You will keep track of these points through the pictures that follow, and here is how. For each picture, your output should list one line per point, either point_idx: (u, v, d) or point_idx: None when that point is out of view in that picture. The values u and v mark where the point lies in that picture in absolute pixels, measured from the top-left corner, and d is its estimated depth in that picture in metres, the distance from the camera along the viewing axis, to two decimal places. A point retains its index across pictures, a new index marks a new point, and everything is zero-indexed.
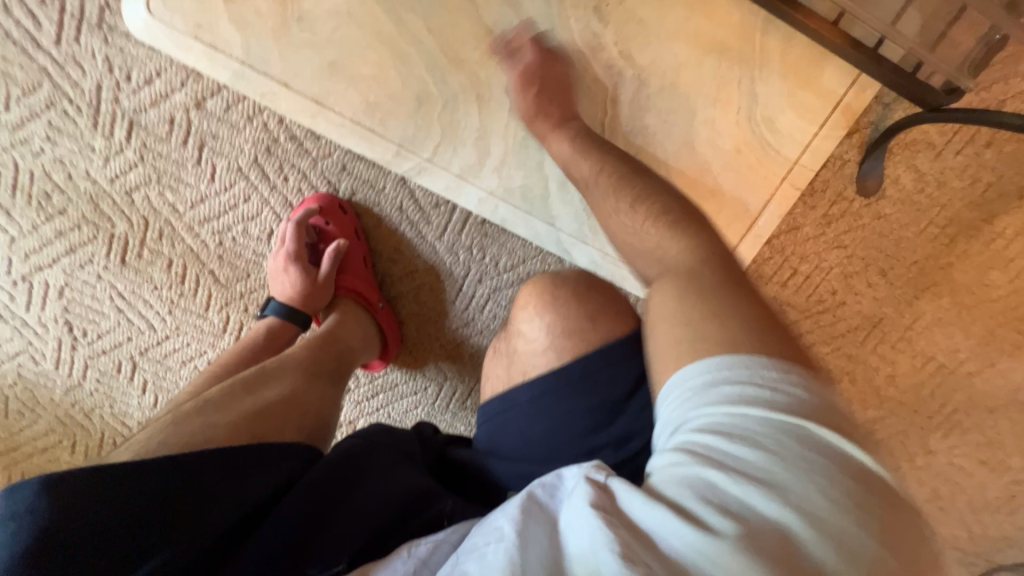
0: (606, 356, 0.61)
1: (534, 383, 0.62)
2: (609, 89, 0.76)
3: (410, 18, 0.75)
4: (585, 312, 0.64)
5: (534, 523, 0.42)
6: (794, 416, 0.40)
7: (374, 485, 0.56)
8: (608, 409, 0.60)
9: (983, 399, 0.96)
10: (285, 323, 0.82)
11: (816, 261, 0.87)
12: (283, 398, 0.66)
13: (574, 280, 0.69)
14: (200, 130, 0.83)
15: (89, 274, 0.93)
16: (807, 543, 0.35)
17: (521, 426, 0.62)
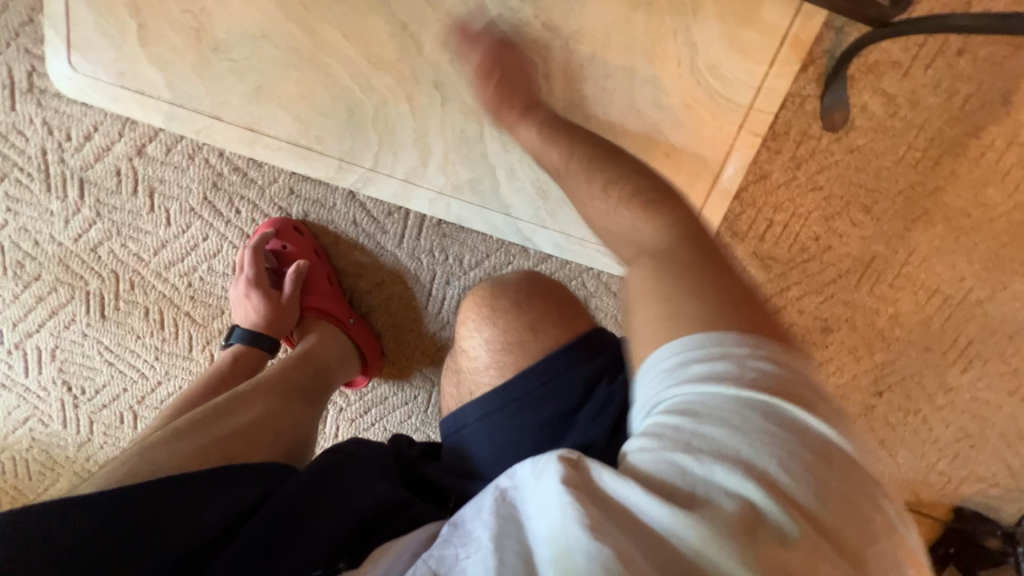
0: (546, 369, 0.59)
1: (480, 403, 0.61)
2: (540, 65, 0.72)
3: (324, 27, 0.73)
4: (524, 324, 0.63)
5: (508, 518, 0.39)
6: (769, 395, 0.37)
7: (348, 492, 0.53)
8: (557, 421, 0.58)
9: (1001, 326, 0.89)
10: (251, 349, 0.82)
11: (792, 208, 0.82)
12: (256, 423, 0.65)
13: (514, 286, 0.66)
14: (146, 176, 0.84)
15: (75, 333, 0.95)
16: (781, 529, 0.33)
17: (475, 446, 0.61)
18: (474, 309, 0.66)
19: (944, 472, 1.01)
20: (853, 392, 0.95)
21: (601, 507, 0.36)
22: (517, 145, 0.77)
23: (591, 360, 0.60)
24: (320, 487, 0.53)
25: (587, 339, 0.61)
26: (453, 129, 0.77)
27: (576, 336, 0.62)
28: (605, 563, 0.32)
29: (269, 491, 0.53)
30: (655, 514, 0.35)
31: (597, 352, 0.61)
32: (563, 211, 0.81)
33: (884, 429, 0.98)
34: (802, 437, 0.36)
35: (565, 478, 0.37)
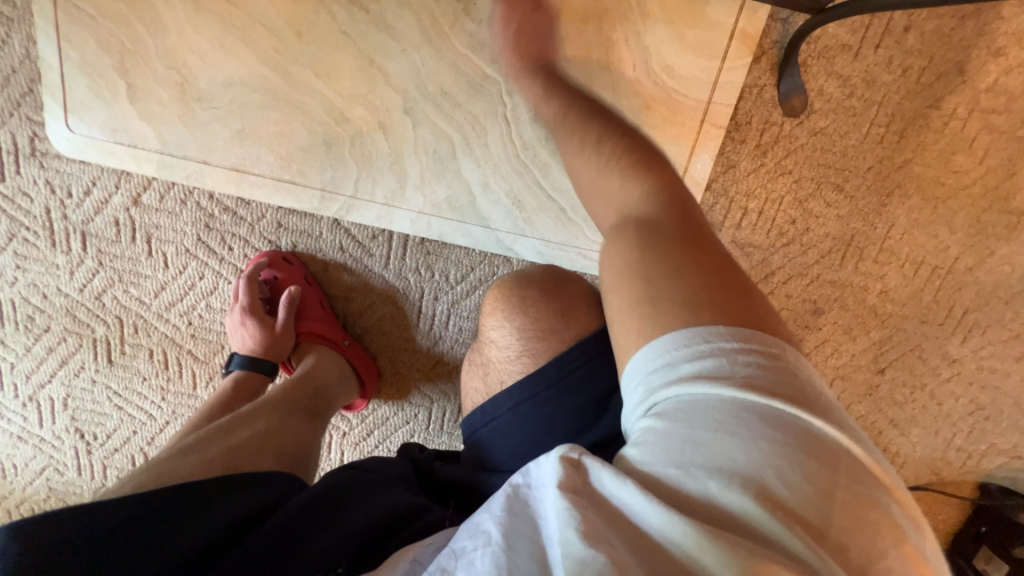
0: (580, 356, 0.57)
1: (513, 390, 0.59)
2: (502, 83, 0.77)
3: (296, 68, 0.77)
4: (555, 311, 0.62)
5: (520, 514, 0.39)
6: (756, 395, 0.37)
7: (360, 502, 0.53)
8: (591, 409, 0.56)
9: (994, 292, 0.88)
10: (250, 373, 0.84)
11: (764, 194, 0.83)
12: (257, 436, 0.66)
13: (538, 278, 0.66)
14: (143, 224, 0.88)
15: (84, 380, 0.99)
16: (767, 533, 0.33)
17: (505, 437, 0.59)
18: (498, 299, 0.66)
19: (961, 449, 0.99)
20: (854, 372, 0.94)
21: (596, 511, 0.36)
22: (488, 160, 0.80)
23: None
24: (331, 495, 0.53)
25: (610, 328, 0.60)
26: (426, 151, 0.80)
27: (603, 325, 0.60)
28: (603, 561, 0.33)
29: (276, 502, 0.53)
30: (653, 519, 0.35)
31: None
32: (540, 218, 0.83)
33: (891, 409, 0.97)
34: (799, 444, 0.36)
35: (565, 479, 0.38)
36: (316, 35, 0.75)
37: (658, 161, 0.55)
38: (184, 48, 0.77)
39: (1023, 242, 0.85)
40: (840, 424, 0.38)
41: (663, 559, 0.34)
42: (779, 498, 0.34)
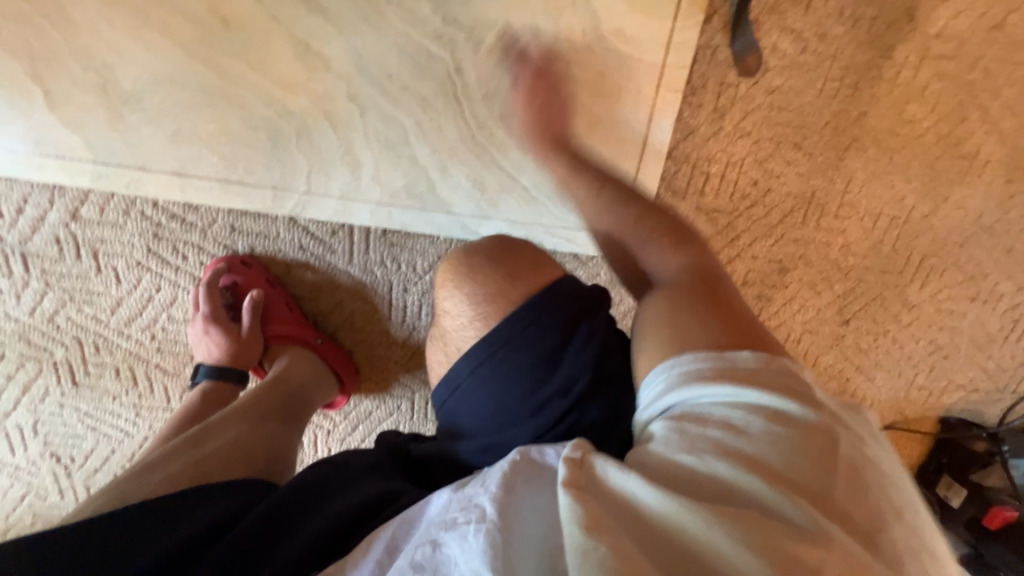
0: (528, 312, 0.57)
1: (469, 354, 0.58)
2: (449, 60, 0.73)
3: (226, 59, 0.72)
4: (501, 274, 0.61)
5: (514, 486, 0.41)
6: (765, 391, 0.40)
7: (335, 497, 0.52)
8: (546, 361, 0.56)
9: (949, 236, 0.91)
10: (219, 383, 0.83)
11: (725, 158, 0.83)
12: (233, 447, 0.65)
13: (486, 246, 0.65)
14: (86, 239, 0.84)
15: (52, 404, 0.96)
16: (776, 511, 0.35)
17: (468, 403, 0.59)
18: (449, 270, 0.65)
19: (922, 387, 1.04)
20: (821, 325, 0.97)
21: (600, 503, 0.37)
22: (443, 144, 0.78)
23: (569, 300, 0.58)
24: (301, 497, 0.51)
25: (558, 284, 0.60)
26: (377, 139, 0.77)
27: (551, 282, 0.60)
28: (604, 551, 0.33)
29: (240, 510, 0.51)
30: (653, 501, 0.36)
31: (577, 295, 0.59)
32: (503, 200, 0.81)
33: (857, 356, 1.01)
34: (788, 427, 0.38)
35: (569, 476, 0.39)
36: (244, 22, 0.70)
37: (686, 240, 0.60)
38: (100, 46, 0.71)
39: (974, 186, 0.87)
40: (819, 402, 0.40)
41: (671, 547, 0.35)
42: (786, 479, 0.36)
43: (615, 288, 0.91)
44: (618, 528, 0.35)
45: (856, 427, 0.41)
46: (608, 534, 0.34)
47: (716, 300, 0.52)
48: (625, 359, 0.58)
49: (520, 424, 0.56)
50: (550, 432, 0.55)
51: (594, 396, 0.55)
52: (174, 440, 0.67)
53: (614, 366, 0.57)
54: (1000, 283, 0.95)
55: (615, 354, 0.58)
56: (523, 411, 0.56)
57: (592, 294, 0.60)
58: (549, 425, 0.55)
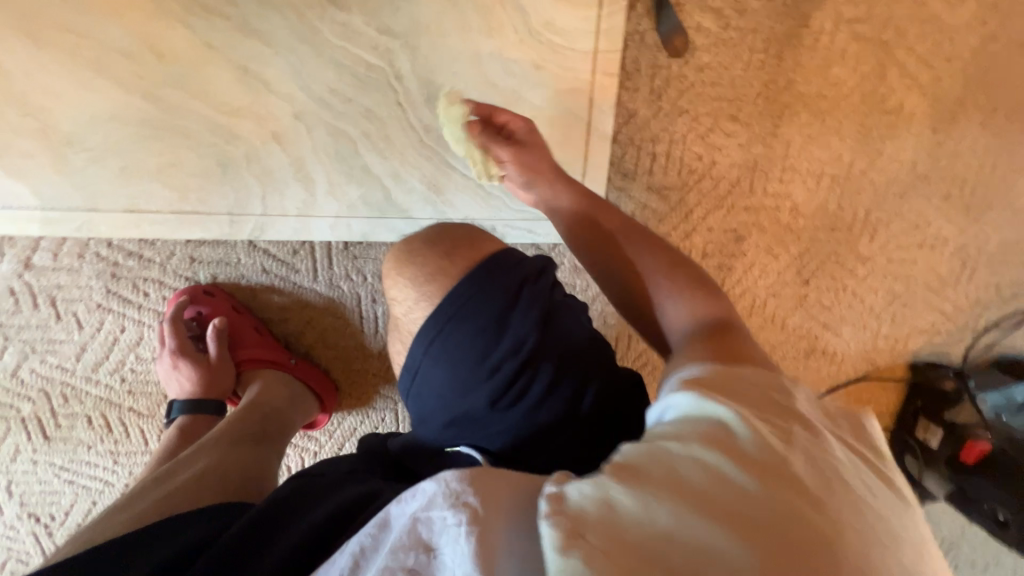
0: (470, 284, 0.59)
1: (421, 334, 0.60)
2: (388, 68, 0.75)
3: (166, 91, 0.73)
4: (440, 253, 0.63)
5: (500, 489, 0.42)
6: (744, 394, 0.44)
7: (314, 506, 0.51)
8: (493, 328, 0.58)
9: (889, 188, 0.95)
10: (197, 416, 0.81)
11: (667, 137, 0.86)
12: (207, 473, 0.65)
13: (424, 233, 0.67)
14: (42, 287, 0.82)
15: (24, 462, 0.93)
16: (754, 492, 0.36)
17: (429, 382, 0.60)
18: (392, 272, 0.65)
19: (888, 335, 1.08)
20: (784, 288, 1.00)
21: (573, 515, 0.36)
22: (393, 151, 0.79)
23: (508, 270, 0.61)
24: (279, 508, 0.50)
25: (497, 257, 0.62)
26: (328, 153, 0.78)
27: (488, 256, 0.62)
28: (578, 564, 0.32)
29: (218, 528, 0.50)
30: (633, 505, 0.35)
31: (516, 265, 0.62)
32: (460, 198, 0.83)
33: (822, 313, 1.04)
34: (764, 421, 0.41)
35: (550, 506, 0.37)
36: (180, 53, 0.71)
37: (697, 283, 0.63)
38: (37, 92, 0.71)
39: (905, 138, 0.92)
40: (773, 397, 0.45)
41: (656, 544, 0.34)
42: (762, 462, 0.38)
43: (581, 275, 0.93)
44: (596, 535, 0.34)
45: (781, 393, 0.45)
46: (587, 540, 0.34)
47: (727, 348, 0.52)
48: (570, 319, 0.62)
49: (479, 391, 0.57)
50: (505, 395, 0.57)
51: (545, 350, 0.58)
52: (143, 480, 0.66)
53: (559, 326, 0.60)
54: (943, 227, 1.00)
55: (559, 316, 0.61)
56: (477, 380, 0.58)
57: (532, 264, 0.63)
58: (502, 389, 0.57)
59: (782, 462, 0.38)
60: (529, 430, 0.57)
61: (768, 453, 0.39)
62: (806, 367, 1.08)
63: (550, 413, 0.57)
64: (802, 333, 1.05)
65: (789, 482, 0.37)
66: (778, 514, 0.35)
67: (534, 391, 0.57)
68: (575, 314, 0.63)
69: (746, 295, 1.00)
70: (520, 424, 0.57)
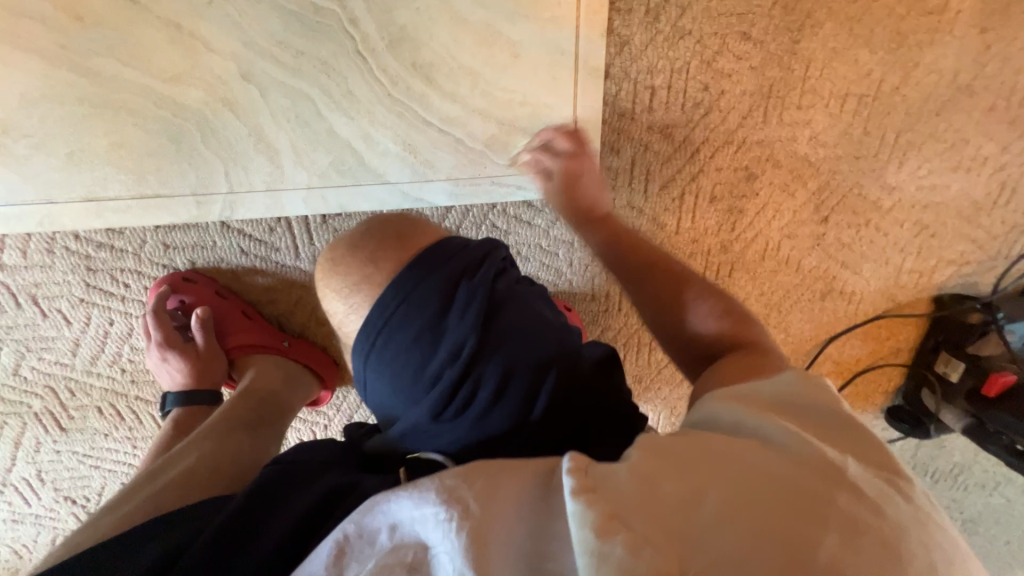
0: (397, 291, 0.59)
1: (358, 349, 0.60)
2: (342, 11, 0.66)
3: (95, 60, 0.64)
4: (366, 258, 0.62)
5: (501, 481, 0.41)
6: (795, 403, 0.43)
7: (294, 499, 0.50)
8: (427, 334, 0.57)
9: (924, 105, 0.85)
10: (191, 407, 0.81)
11: (669, 65, 0.76)
12: (200, 467, 0.65)
13: (359, 230, 0.65)
14: (20, 287, 0.80)
15: (48, 452, 0.95)
16: (812, 490, 0.34)
17: (379, 393, 0.60)
18: (369, 245, 0.63)
19: (912, 270, 1.01)
20: (800, 227, 0.93)
21: (610, 500, 0.34)
22: (360, 109, 0.71)
23: (439, 266, 0.59)
24: (257, 504, 0.49)
25: (433, 249, 0.61)
26: (288, 118, 0.70)
27: (421, 251, 0.61)
28: (618, 554, 0.31)
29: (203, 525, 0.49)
30: (676, 493, 0.34)
31: (454, 257, 0.61)
32: (440, 157, 0.75)
33: (841, 252, 0.97)
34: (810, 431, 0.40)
35: (572, 488, 0.35)
36: (103, 14, 0.63)
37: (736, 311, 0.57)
38: None
39: (946, 44, 0.81)
40: (826, 406, 0.43)
41: (700, 533, 0.32)
42: (817, 461, 0.37)
43: (579, 231, 0.86)
44: (637, 520, 0.33)
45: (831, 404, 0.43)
46: (629, 527, 0.33)
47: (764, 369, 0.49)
48: (519, 311, 0.60)
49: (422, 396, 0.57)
50: (448, 404, 0.55)
51: (484, 351, 0.56)
52: (141, 473, 0.66)
53: (501, 322, 0.58)
54: (983, 145, 0.89)
55: (501, 310, 0.59)
56: (420, 388, 0.57)
57: (474, 252, 0.62)
58: (446, 397, 0.55)
59: (836, 462, 0.37)
60: (482, 435, 0.55)
61: (821, 452, 0.37)
62: (822, 308, 1.03)
63: (502, 417, 0.55)
64: (818, 274, 0.99)
65: (845, 480, 0.36)
66: (835, 507, 0.34)
67: (481, 395, 0.55)
68: (523, 303, 0.61)
69: (758, 238, 0.92)
70: (470, 432, 0.55)
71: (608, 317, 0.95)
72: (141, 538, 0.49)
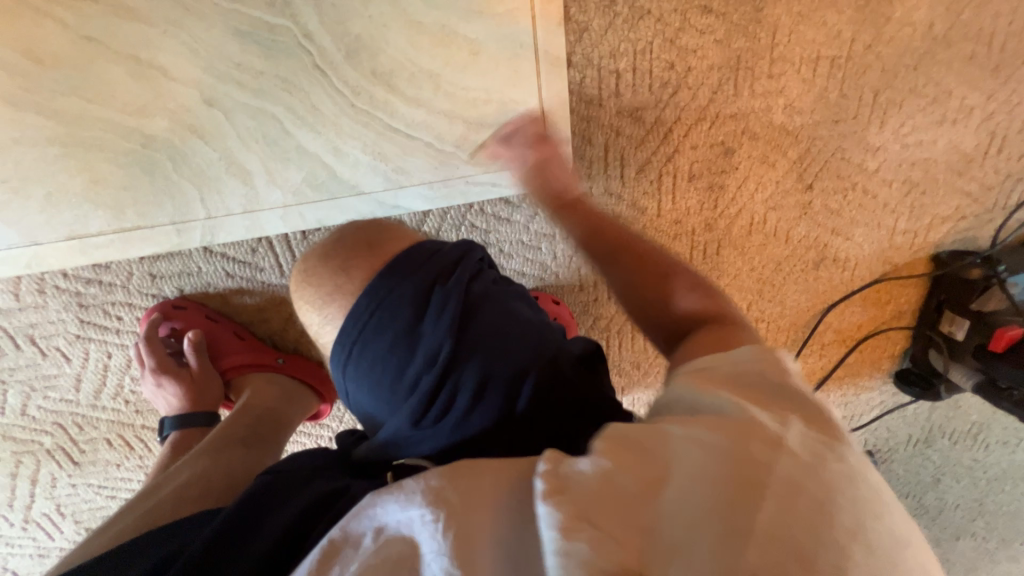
0: (369, 300, 0.58)
1: (335, 358, 0.59)
2: (297, 27, 0.66)
3: (62, 101, 0.65)
4: (336, 268, 0.62)
5: (484, 482, 0.41)
6: (748, 377, 0.43)
7: (282, 507, 0.50)
8: (404, 341, 0.57)
9: (900, 61, 0.83)
10: (187, 430, 0.82)
11: (632, 47, 0.75)
12: (196, 485, 0.66)
13: (341, 237, 0.64)
14: (18, 329, 0.82)
15: (64, 487, 0.97)
16: (760, 467, 0.35)
17: (360, 402, 0.60)
18: (348, 258, 0.62)
19: (906, 231, 0.99)
20: (785, 198, 0.91)
21: (567, 498, 0.34)
22: (325, 123, 0.71)
23: (414, 272, 0.59)
24: (247, 513, 0.49)
25: (403, 256, 0.61)
26: (255, 139, 0.71)
27: (395, 257, 0.61)
28: (579, 552, 0.32)
29: (191, 536, 0.50)
30: None
31: (429, 261, 0.61)
32: (411, 162, 0.75)
33: (830, 219, 0.95)
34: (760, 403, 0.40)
35: (544, 487, 0.35)
36: (64, 55, 0.64)
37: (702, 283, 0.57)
38: None
39: None
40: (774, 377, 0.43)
41: (656, 524, 0.33)
42: (767, 436, 0.37)
43: None
44: (595, 516, 0.33)
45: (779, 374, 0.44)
46: (593, 524, 0.33)
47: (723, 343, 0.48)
48: (497, 311, 0.59)
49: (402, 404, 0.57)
50: (429, 410, 0.55)
51: (462, 354, 0.56)
52: (140, 491, 0.68)
53: (477, 324, 0.58)
54: (967, 96, 0.87)
55: (477, 312, 0.58)
56: (400, 396, 0.57)
57: (451, 253, 0.62)
58: (426, 402, 0.55)
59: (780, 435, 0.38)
60: (464, 439, 0.54)
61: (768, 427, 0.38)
62: (817, 278, 1.01)
63: (483, 420, 0.54)
64: (809, 243, 0.97)
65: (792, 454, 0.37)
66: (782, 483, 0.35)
67: (461, 399, 0.55)
68: (500, 302, 0.60)
69: (743, 213, 0.91)
70: (451, 436, 0.54)
71: (599, 307, 0.95)
72: (135, 551, 0.50)
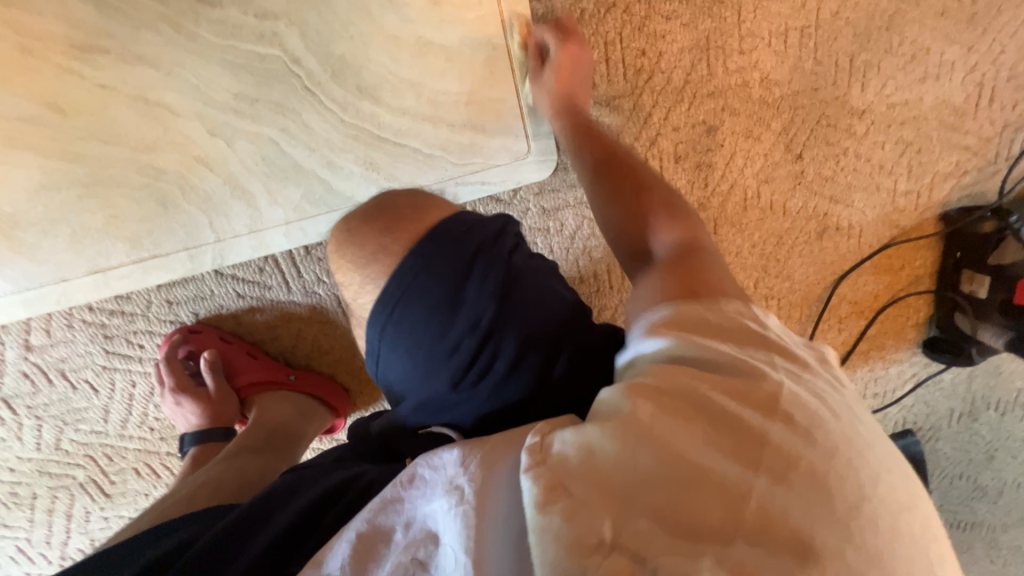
0: (416, 262, 0.59)
1: (374, 319, 0.59)
2: (286, 55, 0.71)
3: (80, 144, 0.71)
4: (381, 230, 0.62)
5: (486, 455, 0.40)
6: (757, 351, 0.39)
7: (292, 500, 0.52)
8: (446, 305, 0.58)
9: (869, 24, 0.84)
10: (206, 444, 0.85)
11: (602, 40, 0.79)
12: (213, 488, 0.68)
13: (370, 208, 0.65)
14: (49, 364, 0.86)
15: (97, 522, 0.99)
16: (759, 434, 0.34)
17: (394, 367, 0.60)
18: (362, 240, 0.62)
19: (907, 192, 0.97)
20: (774, 171, 0.91)
21: (569, 477, 0.33)
22: (318, 140, 0.75)
23: (458, 240, 0.60)
24: (260, 505, 0.51)
25: (447, 226, 0.61)
26: (255, 162, 0.75)
27: (435, 226, 0.61)
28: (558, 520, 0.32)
29: (201, 529, 0.51)
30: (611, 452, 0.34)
31: (469, 232, 0.61)
32: (401, 168, 0.78)
33: (826, 187, 0.94)
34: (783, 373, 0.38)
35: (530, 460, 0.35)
36: (81, 103, 0.70)
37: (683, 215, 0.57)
38: None
39: None
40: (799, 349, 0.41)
41: (639, 494, 0.32)
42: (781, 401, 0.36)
43: (551, 216, 0.88)
44: (576, 485, 0.33)
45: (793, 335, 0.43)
46: (569, 494, 0.32)
47: (698, 286, 0.45)
48: (535, 281, 0.61)
49: (440, 370, 0.57)
50: (466, 373, 0.57)
51: (501, 323, 0.57)
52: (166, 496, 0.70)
53: (517, 293, 0.59)
54: (944, 50, 0.87)
55: (518, 279, 0.60)
56: (438, 361, 0.58)
57: (489, 227, 0.62)
58: (465, 364, 0.57)
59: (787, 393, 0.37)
60: (496, 404, 0.56)
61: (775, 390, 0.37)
62: (823, 248, 0.99)
63: (515, 386, 0.56)
64: (808, 213, 0.96)
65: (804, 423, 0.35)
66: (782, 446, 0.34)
67: (498, 365, 0.56)
68: (537, 276, 0.61)
69: (734, 189, 0.91)
70: (483, 401, 0.57)
71: (602, 297, 0.95)
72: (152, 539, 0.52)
